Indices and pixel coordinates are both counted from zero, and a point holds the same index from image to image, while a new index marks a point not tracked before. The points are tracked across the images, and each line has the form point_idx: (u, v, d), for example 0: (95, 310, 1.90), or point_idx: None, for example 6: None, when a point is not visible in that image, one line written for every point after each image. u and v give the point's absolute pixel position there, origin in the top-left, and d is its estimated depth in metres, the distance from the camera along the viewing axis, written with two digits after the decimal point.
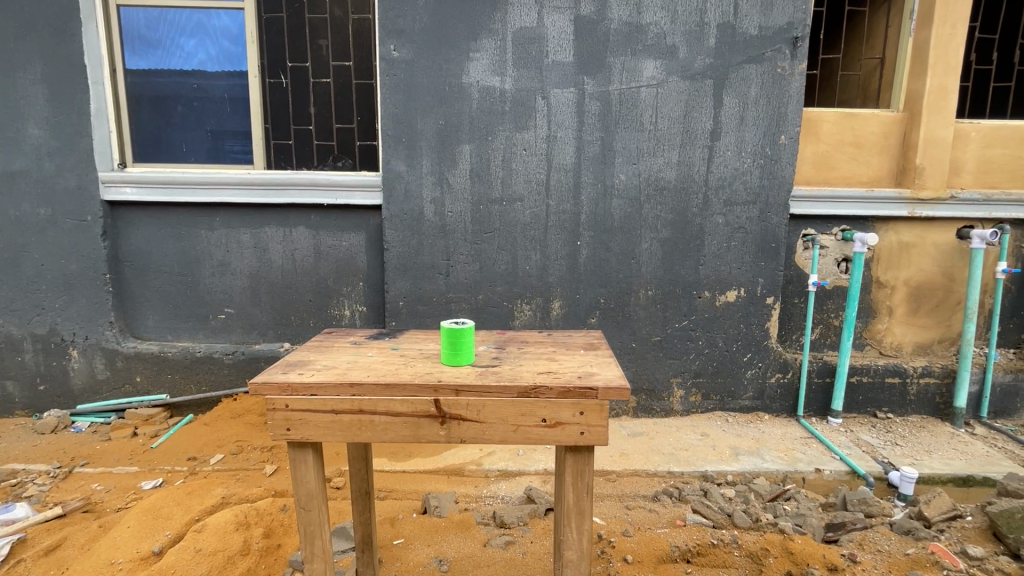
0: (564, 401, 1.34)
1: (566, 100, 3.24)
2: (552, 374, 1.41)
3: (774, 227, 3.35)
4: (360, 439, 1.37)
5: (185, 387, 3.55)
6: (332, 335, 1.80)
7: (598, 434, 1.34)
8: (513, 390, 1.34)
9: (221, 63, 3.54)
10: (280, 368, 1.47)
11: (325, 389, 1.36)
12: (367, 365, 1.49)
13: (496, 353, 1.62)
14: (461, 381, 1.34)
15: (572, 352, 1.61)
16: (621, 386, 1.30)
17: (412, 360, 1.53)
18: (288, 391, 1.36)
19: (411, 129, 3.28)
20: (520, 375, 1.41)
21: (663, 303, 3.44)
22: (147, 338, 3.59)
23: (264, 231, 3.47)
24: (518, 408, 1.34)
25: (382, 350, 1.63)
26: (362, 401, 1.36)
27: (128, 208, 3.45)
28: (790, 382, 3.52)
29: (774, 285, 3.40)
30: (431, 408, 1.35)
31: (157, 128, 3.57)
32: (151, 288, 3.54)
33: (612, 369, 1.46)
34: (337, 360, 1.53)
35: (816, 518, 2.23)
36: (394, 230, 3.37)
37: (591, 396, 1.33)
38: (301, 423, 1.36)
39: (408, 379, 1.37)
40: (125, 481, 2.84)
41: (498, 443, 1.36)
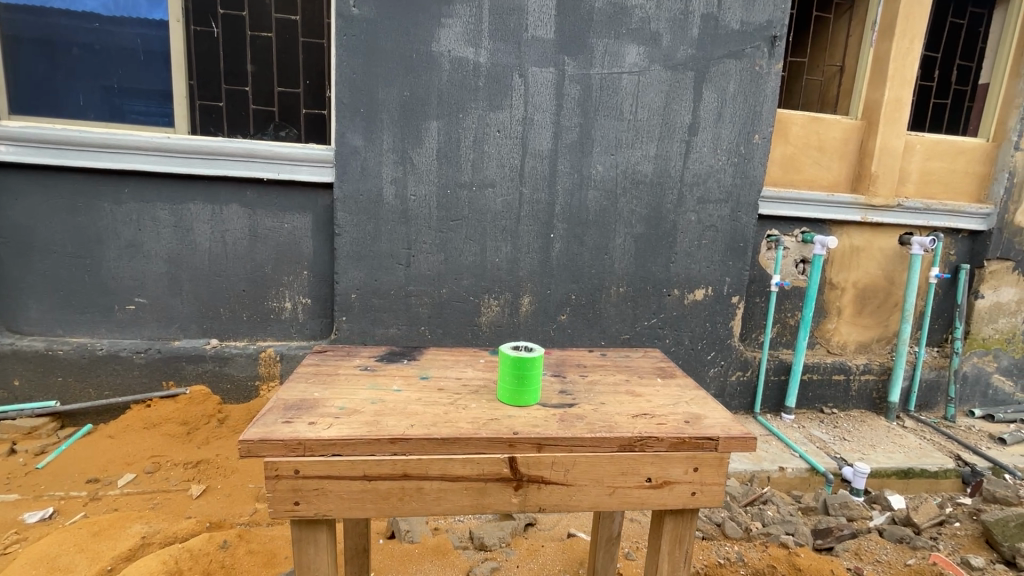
0: (677, 455, 1.26)
1: (545, 81, 3.00)
2: (660, 423, 1.31)
3: (744, 227, 3.34)
4: (404, 508, 1.19)
5: (81, 392, 2.94)
6: (332, 357, 1.64)
7: (710, 491, 1.29)
8: (614, 445, 1.24)
9: (122, 10, 2.89)
10: (281, 414, 1.24)
11: (351, 449, 1.16)
12: (401, 408, 1.30)
13: (563, 386, 1.53)
14: (543, 435, 1.21)
15: (653, 383, 1.57)
16: (744, 436, 1.25)
17: (459, 399, 1.38)
18: (297, 451, 1.14)
19: (371, 99, 2.88)
20: (616, 421, 1.31)
21: (634, 301, 3.34)
22: (28, 333, 2.92)
23: (187, 208, 2.93)
24: (617, 467, 1.24)
25: (409, 381, 1.48)
26: (406, 464, 1.18)
27: (2, 170, 2.76)
28: (749, 380, 3.57)
29: (740, 284, 3.41)
30: (504, 469, 1.20)
31: (42, 71, 2.86)
32: (35, 271, 2.87)
33: (716, 410, 1.41)
34: (356, 402, 1.33)
35: (806, 526, 2.36)
36: (348, 213, 2.98)
37: (706, 450, 1.27)
38: (319, 490, 1.16)
39: (475, 432, 1.20)
40: (0, 514, 2.27)
41: (590, 506, 1.25)
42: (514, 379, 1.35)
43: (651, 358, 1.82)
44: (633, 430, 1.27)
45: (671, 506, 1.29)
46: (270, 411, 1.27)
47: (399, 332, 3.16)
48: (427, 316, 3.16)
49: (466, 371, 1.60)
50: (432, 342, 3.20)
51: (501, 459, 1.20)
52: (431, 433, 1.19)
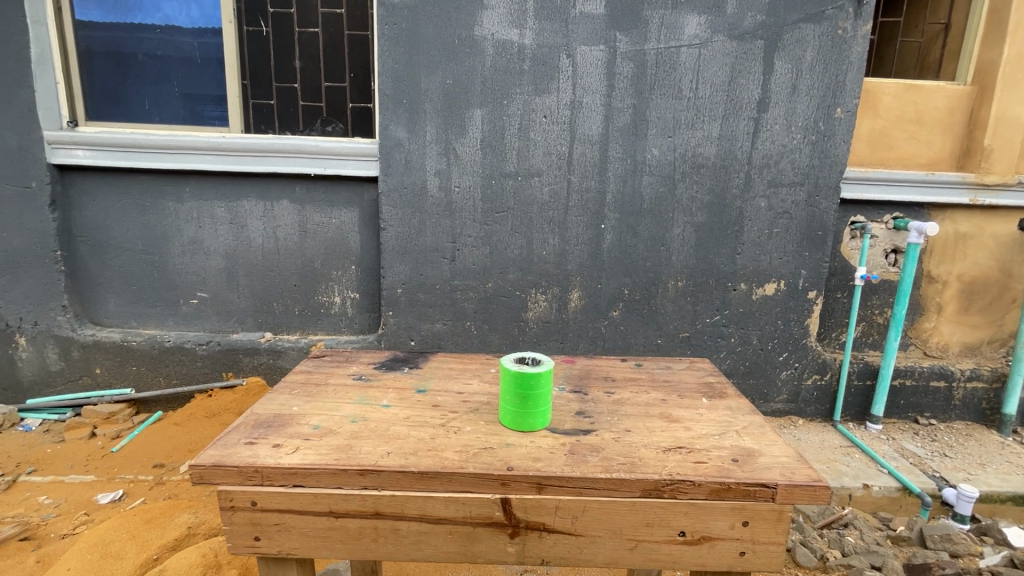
0: (722, 510, 1.16)
1: (594, 60, 2.80)
2: (698, 463, 1.21)
3: (822, 212, 2.97)
4: (378, 544, 1.19)
5: (152, 380, 3.13)
6: (328, 365, 1.76)
7: (763, 545, 1.17)
8: (636, 489, 1.16)
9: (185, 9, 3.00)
10: (247, 432, 1.31)
11: (311, 481, 1.17)
12: (397, 433, 1.31)
13: (583, 407, 1.51)
14: (542, 475, 1.15)
15: (688, 407, 1.51)
16: (809, 487, 1.12)
17: (451, 421, 1.38)
18: (254, 480, 1.17)
19: (414, 89, 2.82)
20: (640, 458, 1.23)
21: (694, 296, 3.08)
22: (107, 325, 3.14)
23: (242, 205, 3.01)
24: (638, 519, 1.17)
25: (401, 393, 1.55)
26: (376, 501, 1.17)
27: (80, 173, 2.96)
28: (827, 385, 3.20)
29: (818, 278, 3.04)
30: (494, 513, 1.16)
31: (114, 81, 3.05)
32: (111, 267, 3.08)
33: (770, 446, 1.30)
34: (333, 421, 1.37)
35: (894, 558, 2.13)
36: (393, 206, 2.94)
37: (759, 501, 1.15)
38: (284, 522, 1.18)
39: (461, 467, 1.16)
40: (78, 494, 2.44)
41: (609, 555, 1.19)
42: (520, 395, 1.32)
43: (697, 371, 1.81)
44: (661, 471, 1.18)
45: (712, 566, 1.20)
46: (239, 428, 1.33)
47: (445, 327, 3.09)
48: (472, 311, 3.07)
49: (471, 384, 1.63)
50: (478, 338, 3.11)
51: (493, 502, 1.16)
52: (406, 465, 1.17)
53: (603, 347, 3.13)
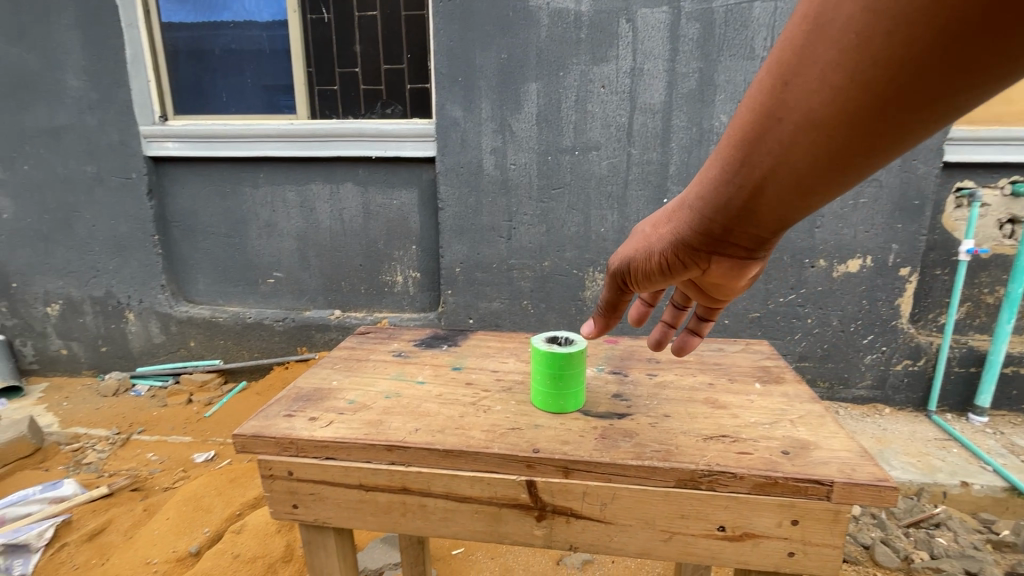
0: (771, 507, 1.07)
1: (657, 22, 2.63)
2: (741, 454, 1.14)
3: (920, 179, 2.64)
4: (407, 518, 1.23)
5: (237, 352, 3.42)
6: (371, 341, 1.83)
7: (817, 547, 1.08)
8: (671, 478, 1.10)
9: None
10: (289, 403, 1.40)
11: (341, 455, 1.22)
12: (433, 410, 1.34)
13: (622, 388, 1.47)
14: (569, 459, 1.13)
15: (739, 394, 1.42)
16: (872, 486, 1.01)
17: (482, 400, 1.39)
18: (291, 451, 1.24)
19: (469, 66, 2.79)
20: (677, 446, 1.17)
21: (766, 274, 2.87)
22: (198, 302, 3.46)
23: (309, 188, 3.17)
24: (672, 511, 1.11)
25: (438, 368, 1.59)
26: (403, 477, 1.20)
27: (171, 164, 3.23)
28: (921, 371, 2.89)
29: (913, 253, 2.73)
30: (520, 495, 1.16)
31: (195, 76, 3.28)
32: (199, 250, 3.36)
33: (832, 438, 1.20)
34: (368, 396, 1.42)
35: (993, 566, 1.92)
36: (450, 185, 2.96)
37: (811, 499, 1.06)
38: (320, 492, 1.26)
39: (486, 447, 1.17)
40: (178, 453, 2.74)
41: (638, 544, 1.15)
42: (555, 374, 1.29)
43: (751, 355, 1.68)
44: (699, 462, 1.11)
45: (756, 565, 1.12)
46: (282, 400, 1.42)
47: (502, 306, 3.11)
48: (529, 290, 3.06)
49: (507, 362, 1.64)
50: (535, 316, 3.10)
51: (519, 483, 1.15)
52: (433, 444, 1.19)
53: None
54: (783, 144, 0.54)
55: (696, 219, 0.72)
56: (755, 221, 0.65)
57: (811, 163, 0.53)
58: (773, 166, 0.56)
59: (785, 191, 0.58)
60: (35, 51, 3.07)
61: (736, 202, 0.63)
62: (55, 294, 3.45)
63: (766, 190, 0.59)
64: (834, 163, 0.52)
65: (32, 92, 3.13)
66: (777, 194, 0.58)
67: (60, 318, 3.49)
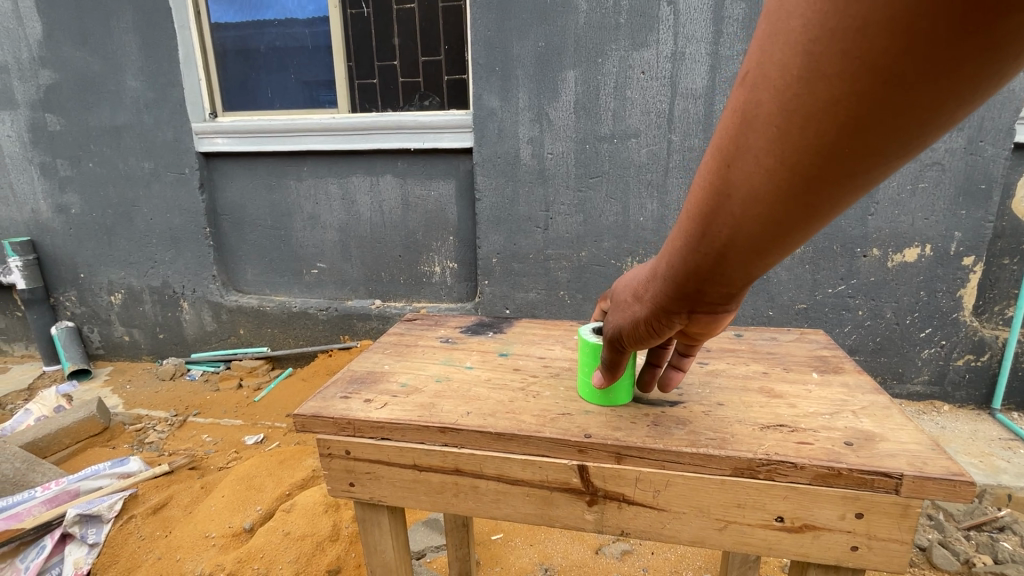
0: (834, 498, 1.04)
1: (700, 4, 2.54)
2: (801, 444, 1.10)
3: (989, 161, 2.47)
4: (459, 499, 1.26)
5: (284, 340, 3.55)
6: (417, 327, 1.87)
7: (883, 541, 1.05)
8: (726, 466, 1.08)
9: None
10: (342, 386, 1.44)
11: (395, 436, 1.26)
12: (481, 395, 1.36)
13: None
14: (622, 444, 1.12)
15: (794, 385, 1.37)
16: (945, 480, 0.97)
17: (530, 386, 1.40)
18: (347, 430, 1.29)
19: (506, 55, 2.78)
20: (733, 434, 1.15)
21: (815, 263, 2.75)
22: (247, 292, 3.61)
23: (351, 180, 3.24)
24: (729, 499, 1.10)
25: (484, 354, 1.61)
26: (456, 459, 1.23)
27: (221, 159, 3.37)
28: (984, 367, 2.72)
29: (978, 241, 2.56)
30: (571, 479, 1.17)
31: (243, 73, 3.40)
32: (248, 242, 3.50)
33: (899, 430, 1.15)
34: (419, 379, 1.46)
35: None
36: (487, 176, 2.97)
37: (877, 492, 1.02)
38: (375, 471, 1.30)
39: (537, 431, 1.18)
40: (231, 435, 2.89)
41: (692, 532, 1.14)
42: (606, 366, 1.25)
43: (807, 345, 1.62)
44: (757, 450, 1.09)
45: (816, 558, 1.09)
46: (337, 382, 1.47)
47: (539, 296, 3.11)
48: (566, 280, 3.05)
49: (552, 349, 1.64)
50: (572, 307, 3.09)
51: (570, 468, 1.16)
52: (485, 426, 1.21)
53: None
54: (750, 207, 0.52)
55: (670, 288, 0.69)
56: (737, 282, 0.62)
57: (787, 218, 0.51)
58: (743, 228, 0.54)
59: (764, 247, 0.55)
60: (97, 53, 3.24)
61: (707, 265, 0.60)
62: (118, 284, 3.67)
63: (741, 249, 0.56)
64: (805, 215, 0.50)
65: (95, 93, 3.31)
66: (757, 250, 0.56)
67: (122, 306, 3.72)
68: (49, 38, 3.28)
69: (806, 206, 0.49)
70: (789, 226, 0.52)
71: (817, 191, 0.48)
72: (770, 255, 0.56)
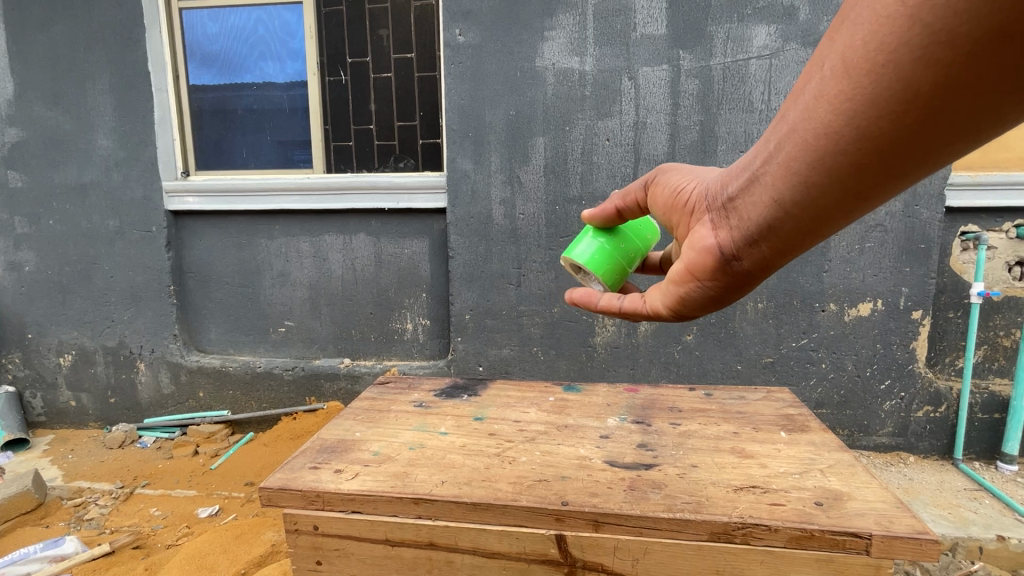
0: (808, 560, 1.04)
1: (658, 80, 2.76)
2: (773, 506, 1.11)
3: (924, 223, 2.68)
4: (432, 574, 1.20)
5: (246, 403, 3.39)
6: (391, 391, 1.82)
7: None
8: (703, 531, 1.07)
9: (276, 60, 3.33)
10: (310, 456, 1.38)
11: (365, 508, 1.20)
12: (453, 462, 1.32)
13: (645, 438, 1.45)
14: (599, 513, 1.10)
15: (765, 443, 1.39)
16: (912, 540, 0.99)
17: (506, 451, 1.37)
18: (316, 504, 1.22)
19: (479, 122, 2.92)
20: (708, 498, 1.14)
21: (777, 318, 2.86)
22: (209, 351, 3.47)
23: (324, 239, 3.25)
24: (708, 565, 1.08)
25: (458, 418, 1.58)
26: (430, 531, 1.18)
27: (191, 217, 3.34)
28: (943, 418, 2.82)
29: (924, 296, 2.73)
30: (549, 549, 1.13)
31: (218, 134, 3.45)
32: (213, 300, 3.41)
33: (865, 489, 1.17)
34: (392, 447, 1.41)
35: None
36: (460, 235, 3.03)
37: (849, 552, 1.03)
38: (343, 547, 1.23)
39: (513, 500, 1.14)
40: (182, 507, 2.68)
41: None
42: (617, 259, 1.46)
43: (776, 403, 1.65)
44: (731, 513, 1.08)
45: None
46: (305, 453, 1.40)
47: (513, 353, 3.10)
48: (539, 336, 3.06)
49: (528, 413, 1.62)
50: (545, 363, 3.08)
51: (547, 538, 1.12)
52: (459, 496, 1.17)
53: (677, 373, 2.97)
54: (828, 86, 0.72)
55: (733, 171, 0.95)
56: (765, 190, 0.85)
57: (840, 115, 0.72)
58: (812, 104, 0.75)
59: (809, 142, 0.76)
60: (70, 113, 3.25)
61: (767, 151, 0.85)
62: (69, 344, 3.48)
63: (798, 135, 0.78)
64: (850, 119, 0.71)
65: (64, 151, 3.29)
66: (802, 144, 0.77)
67: (72, 368, 3.51)
68: (20, 98, 3.28)
69: (854, 108, 0.70)
70: (834, 127, 0.73)
71: (866, 100, 0.68)
72: (805, 156, 0.77)
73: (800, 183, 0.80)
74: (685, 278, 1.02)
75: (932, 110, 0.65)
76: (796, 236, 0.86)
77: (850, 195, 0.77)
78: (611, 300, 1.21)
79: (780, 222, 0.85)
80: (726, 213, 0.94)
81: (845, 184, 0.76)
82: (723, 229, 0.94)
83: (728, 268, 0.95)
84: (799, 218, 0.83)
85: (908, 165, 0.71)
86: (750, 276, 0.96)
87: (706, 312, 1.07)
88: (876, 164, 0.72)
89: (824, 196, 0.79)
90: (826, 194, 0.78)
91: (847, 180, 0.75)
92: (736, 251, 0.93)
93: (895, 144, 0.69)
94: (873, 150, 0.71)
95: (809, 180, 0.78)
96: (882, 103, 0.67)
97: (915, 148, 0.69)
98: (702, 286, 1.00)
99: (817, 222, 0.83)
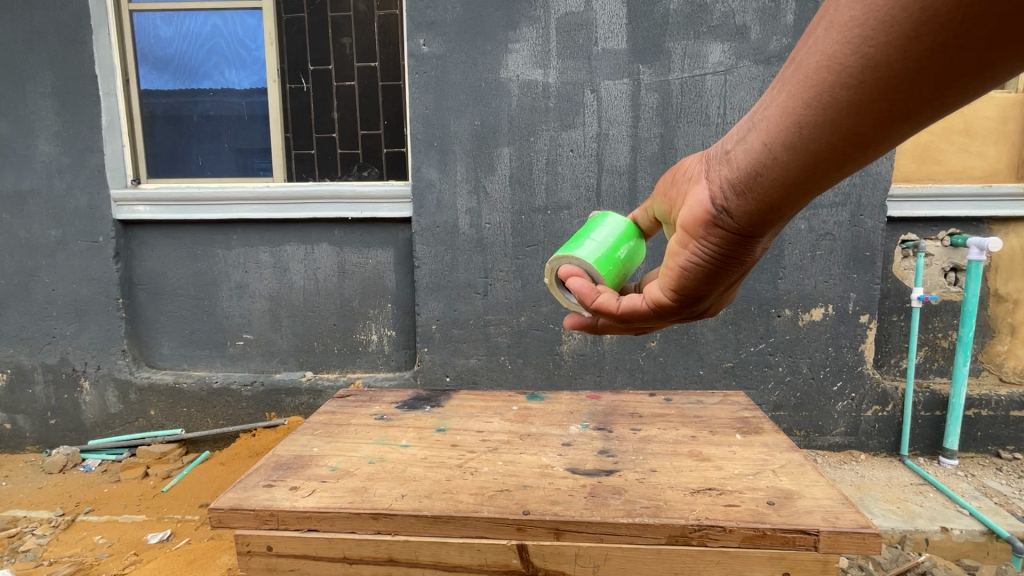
0: (758, 556, 1.07)
1: (619, 93, 2.84)
2: (728, 507, 1.14)
3: (868, 232, 2.83)
4: None
5: (201, 421, 3.25)
6: (352, 405, 1.77)
7: None
8: (661, 535, 1.09)
9: (233, 66, 3.24)
10: (267, 473, 1.33)
11: (320, 525, 1.16)
12: (415, 475, 1.30)
13: (607, 443, 1.47)
14: (561, 520, 1.10)
15: (722, 445, 1.43)
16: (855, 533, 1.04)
17: (469, 462, 1.36)
18: (271, 523, 1.17)
19: (444, 132, 2.92)
20: (666, 501, 1.16)
21: (735, 324, 2.96)
22: (161, 367, 3.31)
23: (284, 249, 3.16)
24: (665, 565, 1.10)
25: (421, 431, 1.55)
26: (390, 547, 1.15)
27: (141, 227, 3.19)
28: (890, 416, 2.96)
29: (870, 301, 2.87)
30: (512, 557, 1.12)
31: (172, 141, 3.33)
32: (165, 313, 3.26)
33: (813, 486, 1.22)
34: (351, 462, 1.38)
35: None
36: (426, 244, 3.00)
37: (799, 548, 1.06)
38: (298, 565, 1.19)
39: (475, 511, 1.13)
40: (130, 534, 2.53)
41: None
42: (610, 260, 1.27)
43: (730, 407, 1.70)
44: (688, 516, 1.10)
45: None
46: (260, 470, 1.35)
47: (480, 362, 3.08)
48: (506, 345, 3.06)
49: (491, 423, 1.61)
50: (511, 372, 3.08)
51: (509, 548, 1.12)
52: (421, 509, 1.15)
53: (641, 379, 3.03)
54: (841, 15, 0.63)
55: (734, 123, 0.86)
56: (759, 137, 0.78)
57: (845, 50, 0.64)
58: (820, 38, 0.66)
59: (812, 77, 0.68)
60: (8, 117, 3.06)
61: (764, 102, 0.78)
62: (4, 363, 3.25)
63: (800, 71, 0.69)
64: (858, 47, 0.62)
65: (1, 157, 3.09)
66: (800, 81, 0.69)
67: (7, 389, 3.27)
68: None
69: (863, 37, 0.61)
70: (838, 59, 0.64)
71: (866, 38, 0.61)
72: (806, 94, 0.69)
73: (794, 125, 0.72)
74: (676, 241, 0.95)
75: (947, 39, 0.56)
76: (784, 193, 0.78)
77: (842, 142, 0.70)
78: (609, 300, 1.10)
79: (766, 171, 0.77)
80: (717, 165, 0.87)
81: (840, 125, 0.68)
82: (712, 183, 0.87)
83: (715, 226, 0.88)
84: (787, 165, 0.75)
85: (896, 116, 0.65)
86: (743, 236, 0.87)
87: (701, 289, 0.97)
88: (874, 107, 0.65)
89: (816, 141, 0.71)
90: (818, 138, 0.70)
91: (844, 120, 0.67)
92: (723, 206, 0.86)
93: (900, 77, 0.61)
94: (872, 86, 0.63)
95: (804, 121, 0.71)
96: (892, 29, 0.59)
97: (923, 82, 0.60)
98: (694, 249, 0.91)
99: (806, 169, 0.74)
